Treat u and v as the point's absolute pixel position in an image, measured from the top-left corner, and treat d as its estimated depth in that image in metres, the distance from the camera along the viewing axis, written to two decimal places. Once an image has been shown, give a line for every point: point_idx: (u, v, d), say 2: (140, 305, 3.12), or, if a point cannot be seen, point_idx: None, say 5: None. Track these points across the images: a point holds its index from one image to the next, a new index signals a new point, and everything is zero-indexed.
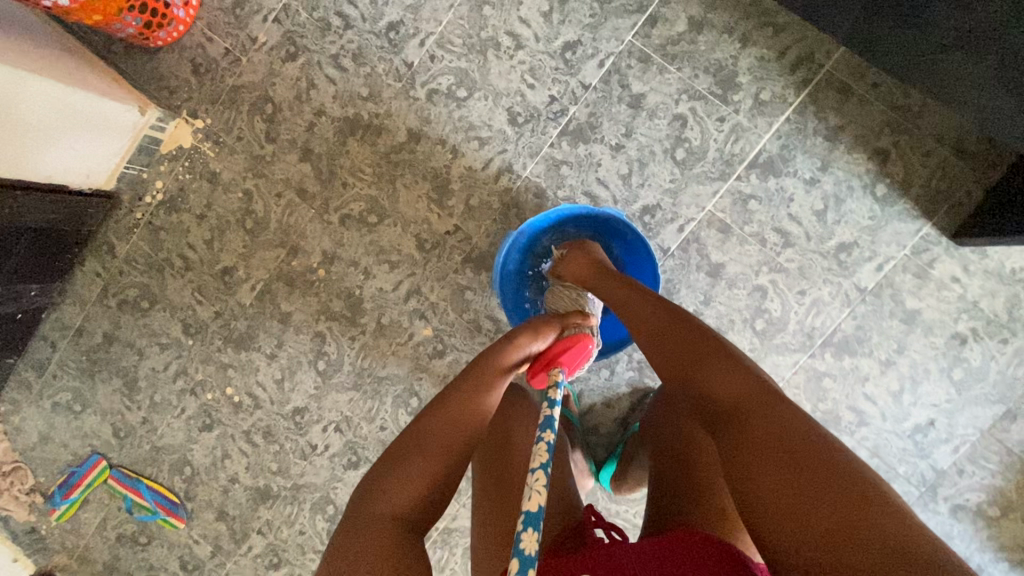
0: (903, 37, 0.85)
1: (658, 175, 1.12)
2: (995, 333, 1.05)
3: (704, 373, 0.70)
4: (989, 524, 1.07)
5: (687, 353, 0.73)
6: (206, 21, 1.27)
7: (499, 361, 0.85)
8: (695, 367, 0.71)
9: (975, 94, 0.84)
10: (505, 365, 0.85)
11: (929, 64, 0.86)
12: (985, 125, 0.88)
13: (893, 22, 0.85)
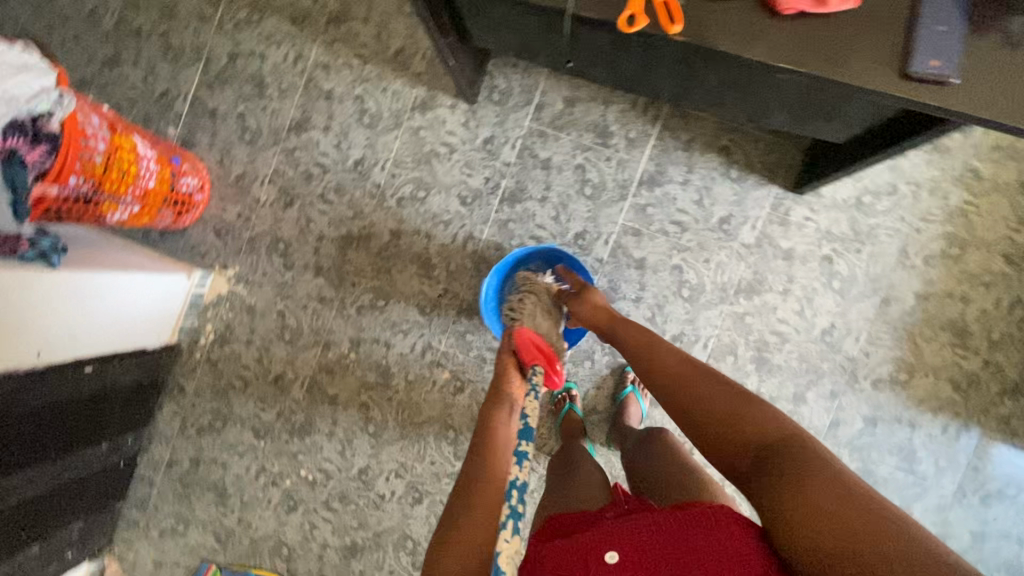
0: (693, 83, 1.30)
1: (578, 210, 1.52)
2: (851, 247, 1.41)
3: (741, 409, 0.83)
4: (902, 386, 1.40)
5: (717, 398, 0.85)
6: (218, 197, 1.66)
7: (498, 419, 0.90)
8: (727, 408, 0.83)
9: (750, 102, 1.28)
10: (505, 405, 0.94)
11: (716, 94, 1.31)
12: (769, 117, 1.31)
13: (683, 78, 1.30)
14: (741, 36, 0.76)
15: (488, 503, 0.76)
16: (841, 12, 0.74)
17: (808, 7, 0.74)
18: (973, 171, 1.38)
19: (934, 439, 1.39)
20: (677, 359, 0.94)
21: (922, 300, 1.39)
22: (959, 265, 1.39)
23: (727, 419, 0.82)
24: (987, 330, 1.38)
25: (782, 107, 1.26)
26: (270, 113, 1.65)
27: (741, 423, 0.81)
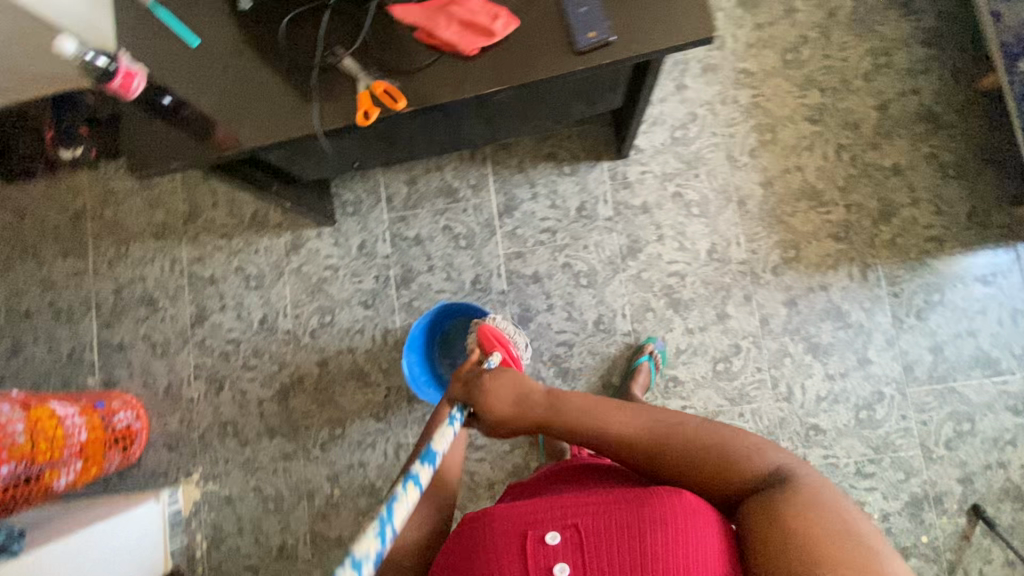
0: (488, 123, 1.50)
1: (463, 262, 1.65)
2: (689, 175, 1.58)
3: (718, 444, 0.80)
4: (795, 261, 1.53)
5: (701, 447, 0.79)
6: (156, 415, 1.73)
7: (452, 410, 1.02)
8: (709, 452, 0.78)
9: (539, 114, 1.48)
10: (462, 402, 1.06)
11: (511, 121, 1.50)
12: (562, 116, 1.51)
13: (478, 122, 1.49)
14: (452, 84, 0.91)
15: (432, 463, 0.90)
16: (510, 33, 0.90)
17: (485, 42, 0.90)
18: (743, 71, 1.58)
19: (849, 289, 1.51)
20: (644, 421, 0.84)
21: (768, 185, 1.55)
22: (778, 145, 1.56)
23: (710, 466, 0.78)
24: (831, 182, 1.53)
25: (563, 106, 1.45)
26: (170, 320, 1.76)
27: (727, 468, 0.77)
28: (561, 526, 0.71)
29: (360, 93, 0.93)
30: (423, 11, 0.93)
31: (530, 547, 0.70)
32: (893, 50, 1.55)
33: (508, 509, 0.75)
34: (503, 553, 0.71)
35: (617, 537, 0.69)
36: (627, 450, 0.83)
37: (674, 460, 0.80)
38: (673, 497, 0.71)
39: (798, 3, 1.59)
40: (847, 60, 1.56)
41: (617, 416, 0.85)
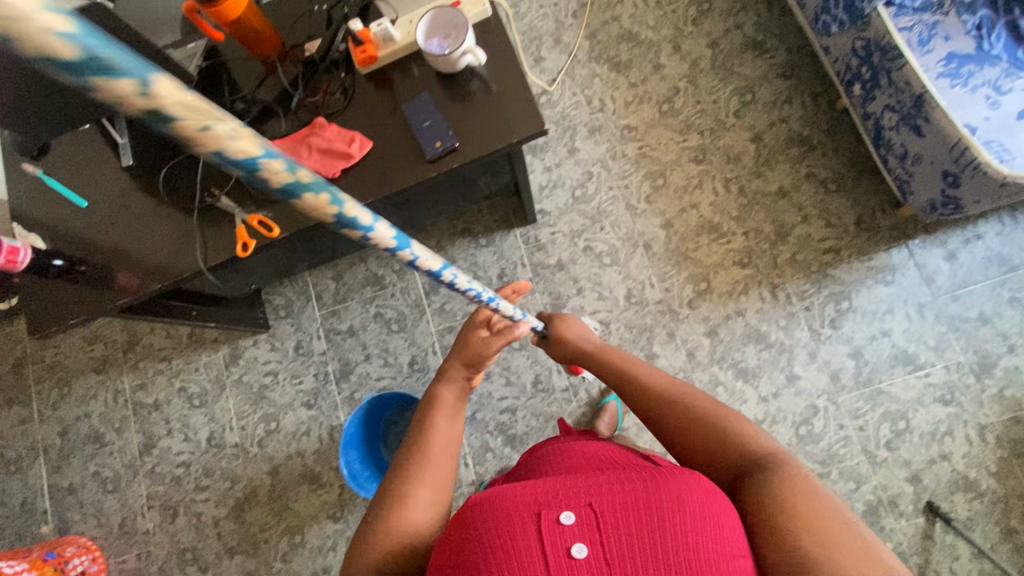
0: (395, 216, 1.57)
1: (398, 345, 1.69)
2: (596, 229, 1.68)
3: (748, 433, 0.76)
4: (709, 292, 1.60)
5: (700, 416, 0.80)
6: (113, 555, 1.69)
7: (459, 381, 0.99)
8: (708, 425, 0.78)
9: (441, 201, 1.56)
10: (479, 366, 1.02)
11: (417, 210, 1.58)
12: (465, 196, 1.60)
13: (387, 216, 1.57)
14: None
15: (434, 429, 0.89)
16: (366, 151, 0.99)
17: (344, 164, 0.99)
18: (626, 127, 1.73)
19: (764, 310, 1.57)
20: (663, 381, 0.89)
21: (669, 226, 1.65)
22: (670, 188, 1.67)
23: (701, 444, 0.78)
24: (725, 214, 1.64)
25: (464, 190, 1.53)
26: (119, 453, 1.75)
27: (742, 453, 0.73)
28: (577, 504, 0.65)
29: (238, 227, 1.00)
30: (285, 144, 1.01)
31: (544, 530, 0.64)
32: (756, 86, 1.69)
33: (513, 493, 0.68)
34: (513, 535, 0.64)
35: (638, 517, 0.63)
36: (635, 401, 0.89)
37: (664, 421, 0.83)
38: (691, 474, 0.68)
39: (663, 59, 1.75)
40: (717, 101, 1.70)
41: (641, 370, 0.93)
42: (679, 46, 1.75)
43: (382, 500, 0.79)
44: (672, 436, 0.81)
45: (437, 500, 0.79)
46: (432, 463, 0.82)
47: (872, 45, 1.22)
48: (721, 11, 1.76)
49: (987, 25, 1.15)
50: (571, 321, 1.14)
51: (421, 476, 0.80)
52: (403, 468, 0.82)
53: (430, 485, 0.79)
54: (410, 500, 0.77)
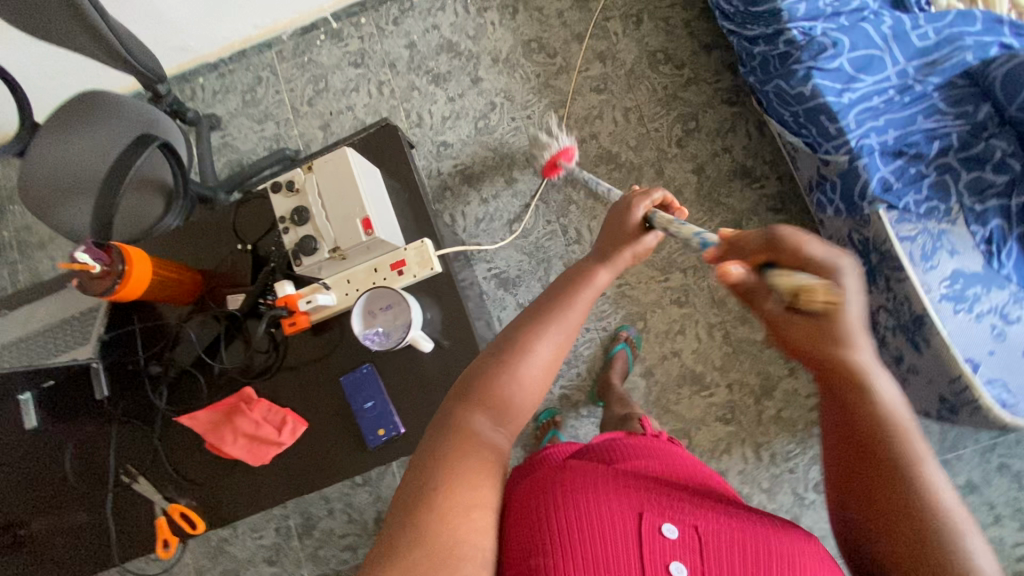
0: None
1: (362, 498, 1.60)
2: (570, 376, 1.58)
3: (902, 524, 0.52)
4: (689, 448, 1.52)
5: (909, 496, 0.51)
6: None
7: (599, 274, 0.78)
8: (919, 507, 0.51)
9: None
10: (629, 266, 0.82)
11: None
12: None
13: None
14: (247, 498, 0.88)
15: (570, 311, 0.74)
16: (301, 432, 0.87)
17: (276, 449, 0.86)
18: None
19: (746, 469, 1.50)
20: (911, 433, 0.53)
21: (648, 375, 1.55)
22: (651, 333, 1.57)
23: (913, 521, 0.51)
24: (708, 363, 1.54)
25: None
26: None
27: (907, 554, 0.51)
28: (679, 526, 0.66)
29: (157, 519, 0.88)
30: (209, 416, 0.88)
31: (644, 531, 0.65)
32: (743, 221, 1.57)
33: (620, 486, 0.70)
34: (613, 520, 0.66)
35: (743, 564, 0.63)
36: (842, 412, 0.55)
37: (857, 457, 0.54)
38: (790, 532, 0.67)
39: (645, 186, 1.61)
40: (701, 237, 1.58)
41: (888, 378, 0.53)
42: (662, 170, 1.61)
43: (486, 362, 0.70)
44: (839, 459, 0.56)
45: (525, 394, 0.68)
46: (538, 350, 0.69)
47: (872, 246, 1.11)
48: (707, 131, 1.61)
49: (998, 238, 1.04)
50: (845, 311, 0.50)
51: (529, 343, 0.69)
52: (516, 333, 0.69)
53: (530, 373, 0.68)
54: (507, 376, 0.67)
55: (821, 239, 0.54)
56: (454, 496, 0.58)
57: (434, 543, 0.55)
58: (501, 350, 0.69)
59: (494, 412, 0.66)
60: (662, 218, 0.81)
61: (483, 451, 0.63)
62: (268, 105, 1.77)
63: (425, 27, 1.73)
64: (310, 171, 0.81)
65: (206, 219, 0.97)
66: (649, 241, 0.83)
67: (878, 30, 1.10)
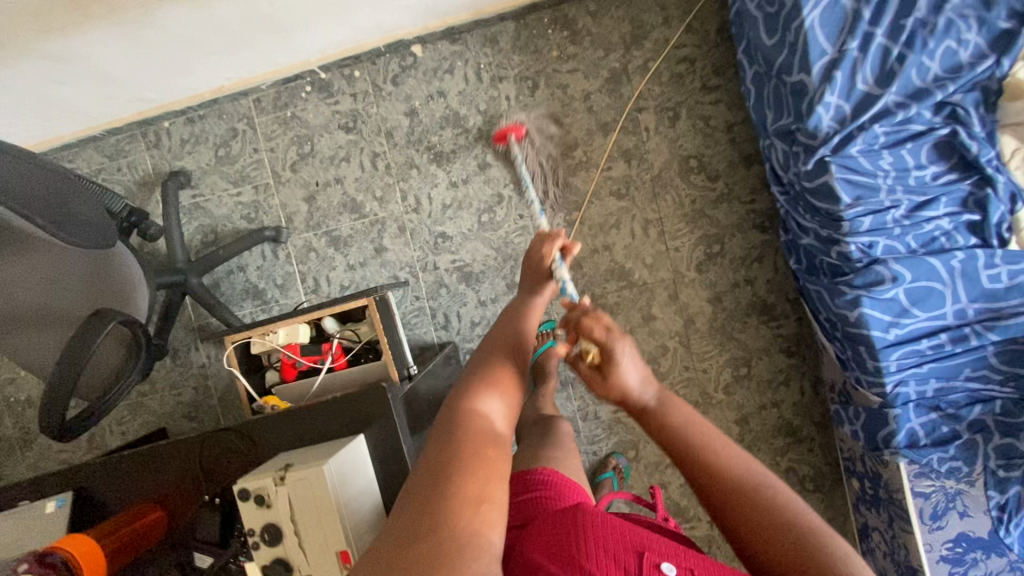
0: None
1: None
2: None
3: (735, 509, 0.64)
4: None
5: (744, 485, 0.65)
6: None
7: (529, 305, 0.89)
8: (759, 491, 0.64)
9: None
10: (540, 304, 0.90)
11: None
12: None
13: None
14: None
15: (504, 331, 0.82)
16: None
17: None
18: None
19: None
20: (712, 432, 0.69)
21: (633, 502, 1.55)
22: (641, 462, 1.54)
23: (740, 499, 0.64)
24: (693, 497, 1.53)
25: None
26: None
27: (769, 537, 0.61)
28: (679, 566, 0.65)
29: None
30: None
31: (644, 567, 0.64)
32: (753, 359, 1.49)
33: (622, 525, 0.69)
34: (622, 545, 0.65)
35: None
36: (663, 429, 0.71)
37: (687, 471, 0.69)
38: None
39: (656, 309, 1.50)
40: (707, 370, 1.50)
41: (687, 409, 0.72)
42: (676, 294, 1.49)
43: (465, 374, 0.75)
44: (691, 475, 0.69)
45: (496, 391, 0.71)
46: (512, 362, 0.76)
47: (882, 482, 1.07)
48: (731, 257, 1.47)
49: (1011, 507, 0.98)
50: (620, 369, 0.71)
51: (496, 353, 0.78)
52: (479, 355, 0.78)
53: (502, 380, 0.73)
54: (489, 385, 0.72)
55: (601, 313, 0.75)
56: (460, 487, 0.59)
57: (452, 543, 0.54)
58: (472, 364, 0.76)
59: (489, 408, 0.68)
60: (557, 266, 0.92)
61: (485, 441, 0.64)
62: (244, 164, 1.55)
63: (429, 92, 1.49)
64: (282, 481, 0.72)
65: (162, 449, 0.90)
66: (557, 281, 0.92)
67: (945, 263, 0.96)
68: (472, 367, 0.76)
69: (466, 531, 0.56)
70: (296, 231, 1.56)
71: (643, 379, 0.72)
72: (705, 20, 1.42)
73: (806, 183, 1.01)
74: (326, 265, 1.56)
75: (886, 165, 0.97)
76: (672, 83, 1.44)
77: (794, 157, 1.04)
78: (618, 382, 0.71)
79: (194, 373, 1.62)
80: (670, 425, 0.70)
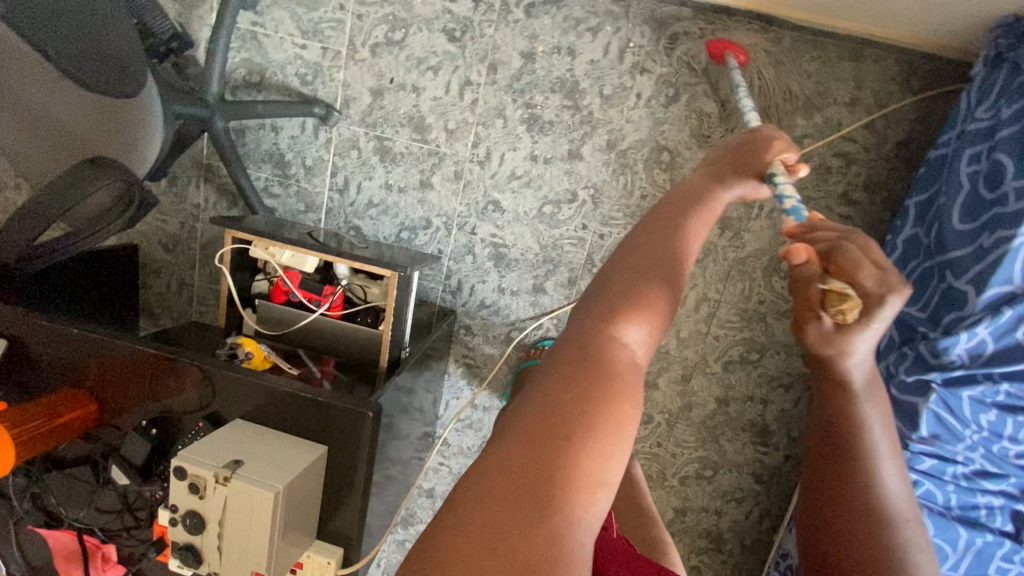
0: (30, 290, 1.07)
1: None
2: None
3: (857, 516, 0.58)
4: None
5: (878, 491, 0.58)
6: None
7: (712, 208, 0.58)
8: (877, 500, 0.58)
9: None
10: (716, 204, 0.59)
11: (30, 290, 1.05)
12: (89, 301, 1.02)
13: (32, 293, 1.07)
14: None
15: (673, 223, 0.55)
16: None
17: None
18: None
19: None
20: (887, 440, 0.57)
21: None
22: None
23: (879, 525, 0.58)
24: None
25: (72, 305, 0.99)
26: None
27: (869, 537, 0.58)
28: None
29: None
30: (65, 538, 0.88)
31: None
32: (723, 469, 1.44)
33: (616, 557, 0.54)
34: None
35: None
36: (835, 413, 0.58)
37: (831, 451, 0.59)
38: None
39: (662, 380, 1.42)
40: (675, 456, 1.46)
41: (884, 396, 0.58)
42: (689, 377, 1.40)
43: (614, 273, 0.50)
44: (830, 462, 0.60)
45: (650, 304, 0.48)
46: (654, 308, 0.49)
47: None
48: (762, 371, 1.37)
49: None
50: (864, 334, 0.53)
51: (671, 252, 0.52)
52: (638, 261, 0.51)
53: (656, 288, 0.49)
54: (634, 300, 0.48)
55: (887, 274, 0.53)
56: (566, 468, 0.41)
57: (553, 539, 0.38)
58: (619, 276, 0.50)
59: (637, 332, 0.47)
60: (784, 182, 0.68)
61: (621, 374, 0.45)
62: (322, 16, 1.30)
63: (558, 44, 1.24)
64: (222, 481, 0.67)
65: (115, 349, 0.81)
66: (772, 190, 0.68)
67: (971, 536, 0.89)
68: (632, 259, 0.51)
69: (564, 525, 0.40)
70: (347, 120, 1.35)
71: (867, 358, 0.54)
72: (892, 124, 1.18)
73: (895, 389, 0.90)
74: (363, 172, 1.38)
75: (983, 421, 0.86)
76: (815, 174, 1.23)
77: (897, 356, 0.93)
78: (831, 352, 0.54)
79: (186, 209, 1.46)
80: (849, 415, 0.57)
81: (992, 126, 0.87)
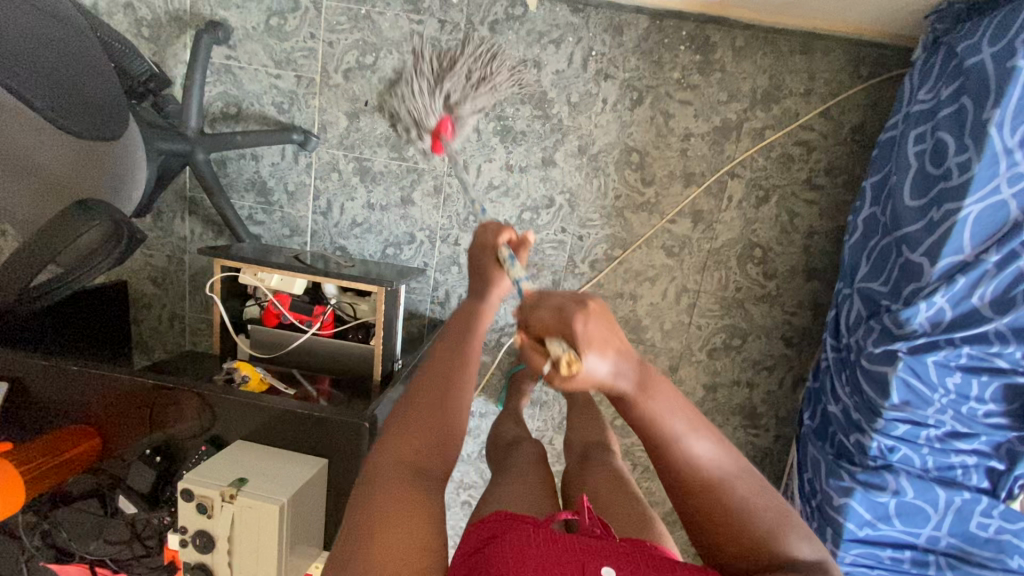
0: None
1: None
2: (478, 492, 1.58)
3: (699, 506, 0.57)
4: None
5: (706, 475, 0.57)
6: None
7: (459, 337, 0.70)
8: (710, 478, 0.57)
9: None
10: (470, 328, 0.71)
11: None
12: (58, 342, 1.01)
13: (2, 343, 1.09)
14: None
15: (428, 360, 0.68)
16: None
17: None
18: None
19: None
20: (672, 423, 0.57)
21: None
22: None
23: (710, 498, 0.57)
24: None
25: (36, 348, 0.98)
26: None
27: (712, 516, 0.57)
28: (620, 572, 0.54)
29: None
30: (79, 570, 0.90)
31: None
32: None
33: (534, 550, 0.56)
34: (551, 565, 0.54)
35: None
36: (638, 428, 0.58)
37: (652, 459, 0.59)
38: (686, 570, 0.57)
39: None
40: None
41: (661, 386, 0.57)
42: (676, 367, 1.44)
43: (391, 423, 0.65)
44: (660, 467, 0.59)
45: (419, 433, 0.61)
46: (418, 429, 0.62)
47: None
48: (745, 356, 1.41)
49: None
50: (589, 369, 0.52)
51: (436, 384, 0.65)
52: (408, 400, 0.64)
53: (421, 417, 0.62)
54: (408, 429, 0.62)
55: (578, 306, 0.54)
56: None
57: None
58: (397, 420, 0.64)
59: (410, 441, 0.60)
60: (509, 262, 0.71)
61: (406, 483, 0.57)
62: (294, 46, 1.34)
63: (524, 57, 1.29)
64: (229, 499, 0.70)
65: (116, 383, 0.83)
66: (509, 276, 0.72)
67: (949, 495, 0.94)
68: (422, 391, 0.64)
69: None
70: (326, 143, 1.39)
71: (618, 370, 0.54)
72: (846, 111, 1.25)
73: (866, 361, 0.95)
74: (345, 193, 1.42)
75: (950, 384, 0.91)
76: (779, 163, 1.29)
77: (866, 329, 0.98)
78: (574, 388, 0.54)
79: (172, 242, 1.48)
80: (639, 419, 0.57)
81: (933, 107, 0.93)
